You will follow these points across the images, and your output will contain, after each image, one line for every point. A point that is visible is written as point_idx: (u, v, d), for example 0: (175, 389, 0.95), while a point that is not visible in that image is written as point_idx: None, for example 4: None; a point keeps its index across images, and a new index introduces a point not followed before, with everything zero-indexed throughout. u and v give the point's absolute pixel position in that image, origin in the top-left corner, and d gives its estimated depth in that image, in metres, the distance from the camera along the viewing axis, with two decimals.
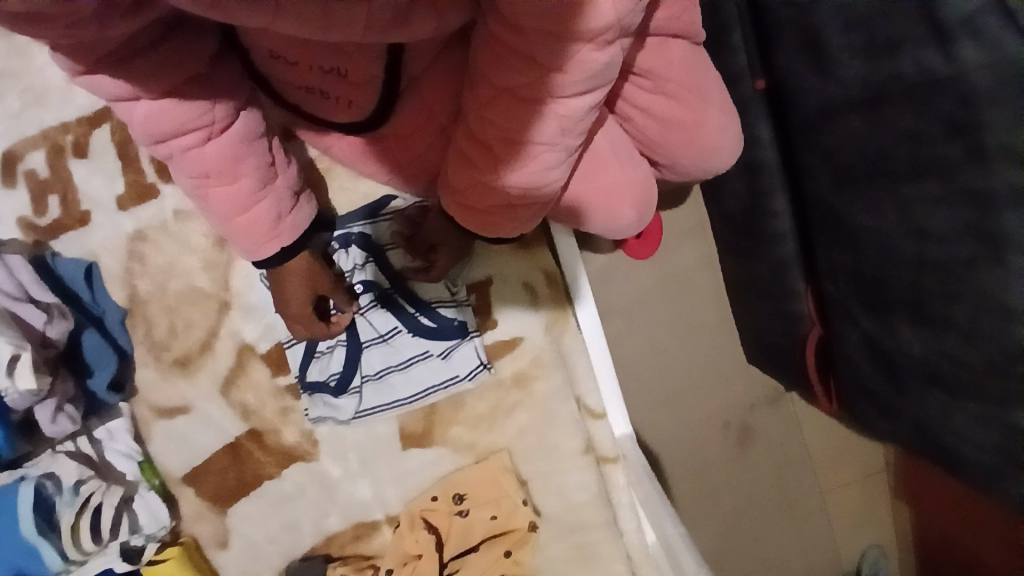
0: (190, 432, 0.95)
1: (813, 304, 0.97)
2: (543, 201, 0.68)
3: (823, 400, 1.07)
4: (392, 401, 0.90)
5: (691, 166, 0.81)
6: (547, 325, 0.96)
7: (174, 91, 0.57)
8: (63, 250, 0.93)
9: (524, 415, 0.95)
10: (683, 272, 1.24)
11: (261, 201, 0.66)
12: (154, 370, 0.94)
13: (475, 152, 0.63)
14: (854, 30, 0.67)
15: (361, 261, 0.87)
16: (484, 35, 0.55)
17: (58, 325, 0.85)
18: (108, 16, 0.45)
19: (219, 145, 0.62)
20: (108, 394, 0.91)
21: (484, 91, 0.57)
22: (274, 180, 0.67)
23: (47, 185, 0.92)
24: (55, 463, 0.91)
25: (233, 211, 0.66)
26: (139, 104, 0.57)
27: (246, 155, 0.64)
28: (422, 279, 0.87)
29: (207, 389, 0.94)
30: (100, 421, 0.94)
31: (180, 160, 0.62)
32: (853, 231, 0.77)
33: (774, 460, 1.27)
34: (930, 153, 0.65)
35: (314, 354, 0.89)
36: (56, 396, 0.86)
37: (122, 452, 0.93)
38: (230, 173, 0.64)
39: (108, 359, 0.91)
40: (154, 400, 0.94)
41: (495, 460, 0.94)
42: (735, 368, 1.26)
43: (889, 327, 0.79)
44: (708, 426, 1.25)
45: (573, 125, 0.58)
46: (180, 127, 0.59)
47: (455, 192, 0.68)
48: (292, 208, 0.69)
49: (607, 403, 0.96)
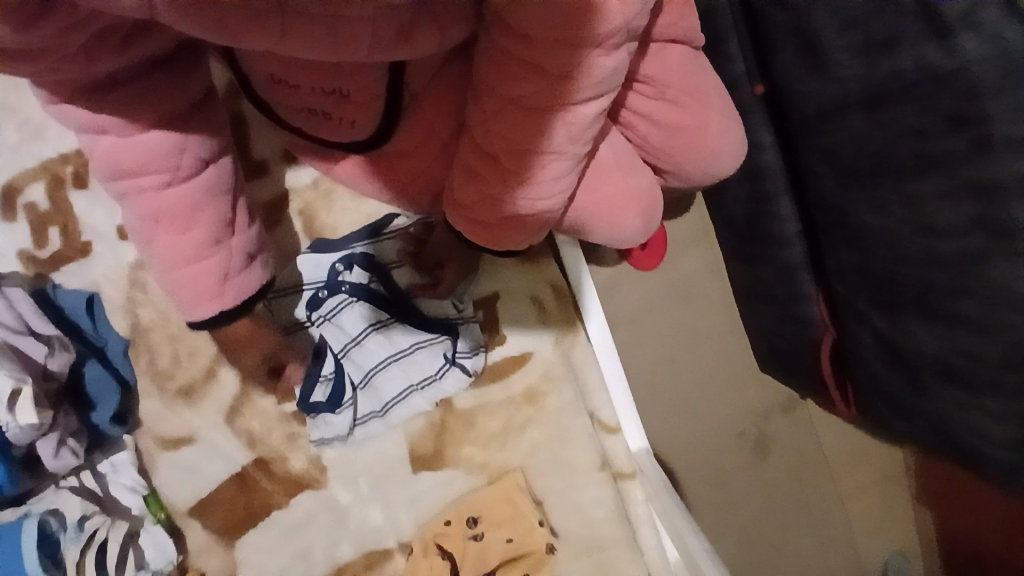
0: (196, 463, 0.92)
1: (825, 308, 0.96)
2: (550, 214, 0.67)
3: (841, 404, 1.08)
4: (383, 418, 0.90)
5: (695, 171, 0.80)
6: (556, 339, 0.94)
7: (146, 128, 0.57)
8: (64, 281, 0.92)
9: (536, 431, 0.93)
10: (689, 282, 1.23)
11: (211, 256, 0.65)
12: (159, 401, 0.92)
13: (483, 164, 0.62)
14: (850, 31, 0.65)
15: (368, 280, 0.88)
16: (490, 45, 0.55)
17: (59, 358, 0.84)
18: (98, 48, 0.49)
19: (179, 191, 0.61)
20: (113, 427, 0.89)
21: (491, 102, 0.58)
22: (230, 239, 0.66)
23: (47, 217, 0.92)
24: (59, 499, 0.89)
25: (179, 262, 0.64)
26: (104, 138, 0.57)
27: (206, 208, 0.63)
28: (427, 295, 0.89)
29: (213, 417, 0.92)
30: (103, 454, 0.92)
31: (135, 200, 0.61)
32: (861, 231, 0.76)
33: (793, 469, 1.24)
34: (935, 148, 0.63)
35: (321, 378, 0.87)
36: (58, 430, 0.84)
37: (128, 486, 0.91)
38: (184, 223, 0.62)
39: (110, 391, 0.89)
40: (159, 430, 0.92)
41: (508, 480, 0.91)
42: (748, 376, 1.24)
43: (905, 326, 0.77)
44: (723, 435, 1.23)
45: (582, 132, 0.58)
46: (143, 168, 0.59)
47: (461, 207, 0.68)
48: (242, 269, 0.67)
49: (622, 417, 0.94)
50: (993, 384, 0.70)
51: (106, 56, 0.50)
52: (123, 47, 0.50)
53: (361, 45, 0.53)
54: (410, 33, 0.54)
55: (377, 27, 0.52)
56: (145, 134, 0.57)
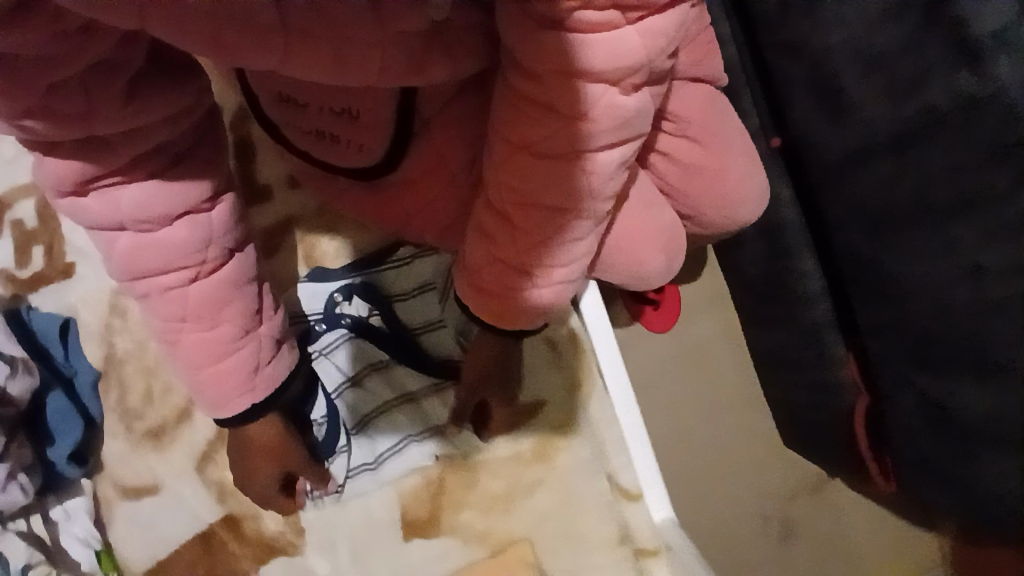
0: (156, 517, 0.81)
1: (858, 369, 0.91)
2: (569, 280, 0.62)
3: (880, 478, 0.98)
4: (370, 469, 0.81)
5: (715, 216, 0.77)
6: (571, 384, 0.84)
7: (162, 216, 0.56)
8: (40, 303, 0.86)
9: (545, 496, 0.82)
10: (706, 345, 1.16)
11: (238, 349, 0.63)
12: (125, 442, 0.83)
13: (496, 221, 0.59)
14: (874, 72, 0.65)
15: (367, 312, 0.83)
16: (503, 91, 0.53)
17: (20, 382, 0.75)
18: (99, 92, 0.47)
19: (204, 286, 0.60)
20: (69, 466, 0.80)
21: (504, 153, 0.55)
22: (257, 328, 0.64)
23: (32, 235, 0.87)
24: (1, 542, 0.77)
25: (205, 360, 0.62)
26: (123, 236, 0.56)
27: (231, 299, 0.62)
28: (429, 333, 0.83)
29: (180, 464, 0.82)
30: (58, 499, 0.81)
31: (157, 302, 0.60)
32: (896, 280, 0.72)
33: (824, 560, 1.11)
34: (970, 182, 0.60)
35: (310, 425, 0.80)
36: (10, 461, 0.75)
37: (79, 537, 0.79)
38: (211, 319, 0.61)
39: (73, 425, 0.80)
40: (121, 476, 0.82)
41: (514, 552, 0.79)
42: (770, 452, 1.14)
43: (952, 388, 0.71)
44: (746, 518, 1.11)
45: (603, 183, 0.54)
46: (167, 265, 0.58)
47: (470, 271, 0.63)
48: (270, 358, 0.66)
49: (643, 481, 0.80)
50: None
51: (109, 107, 0.48)
52: (128, 101, 0.49)
53: (371, 70, 0.52)
54: (421, 62, 0.53)
55: (385, 54, 0.51)
56: (167, 227, 0.57)
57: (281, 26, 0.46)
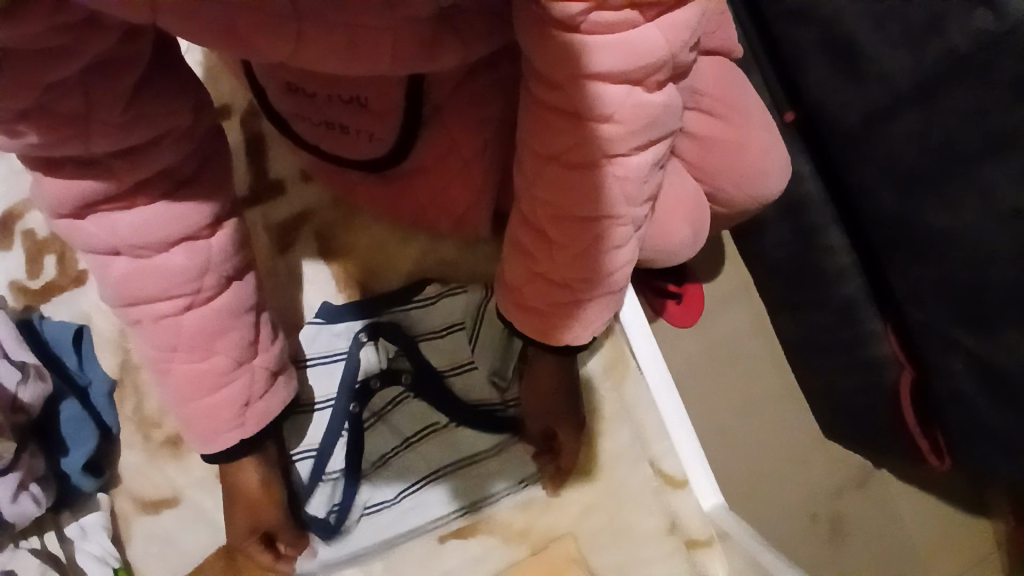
0: (175, 532, 0.73)
1: (898, 344, 0.87)
2: (613, 293, 0.59)
3: (932, 456, 0.93)
4: (406, 530, 0.72)
5: (736, 192, 0.75)
6: (603, 371, 0.76)
7: (158, 225, 0.51)
8: (53, 313, 0.78)
9: (587, 486, 0.74)
10: (733, 336, 1.12)
11: (232, 381, 0.58)
12: (142, 453, 0.76)
13: (530, 238, 0.56)
14: (888, 24, 0.64)
15: (392, 355, 0.71)
16: (528, 101, 0.51)
17: (33, 388, 0.67)
18: (101, 95, 0.44)
19: (197, 316, 0.55)
20: (85, 478, 0.71)
21: (532, 166, 0.53)
22: (253, 360, 0.59)
23: (43, 245, 0.80)
24: (14, 560, 0.69)
25: (196, 393, 0.58)
26: (118, 259, 0.52)
27: (227, 331, 0.57)
28: (460, 377, 0.73)
29: (202, 473, 0.75)
30: (73, 515, 0.73)
31: (150, 331, 0.55)
32: (931, 235, 0.69)
33: (877, 556, 1.05)
34: (1002, 123, 0.59)
35: (320, 478, 0.69)
36: (20, 471, 0.66)
37: (96, 556, 0.70)
38: (204, 349, 0.56)
39: (87, 435, 0.72)
40: (139, 489, 0.75)
41: (557, 552, 0.72)
42: (811, 445, 1.09)
43: (1001, 340, 0.68)
44: (793, 518, 1.05)
45: (637, 188, 0.52)
46: (161, 293, 0.54)
47: (507, 293, 0.60)
48: (265, 392, 0.60)
49: (688, 466, 0.76)
50: None
51: (108, 114, 0.45)
52: (130, 109, 0.46)
53: (382, 59, 0.51)
54: (433, 46, 0.52)
55: (398, 38, 0.49)
56: (161, 251, 0.52)
57: (292, 13, 0.45)
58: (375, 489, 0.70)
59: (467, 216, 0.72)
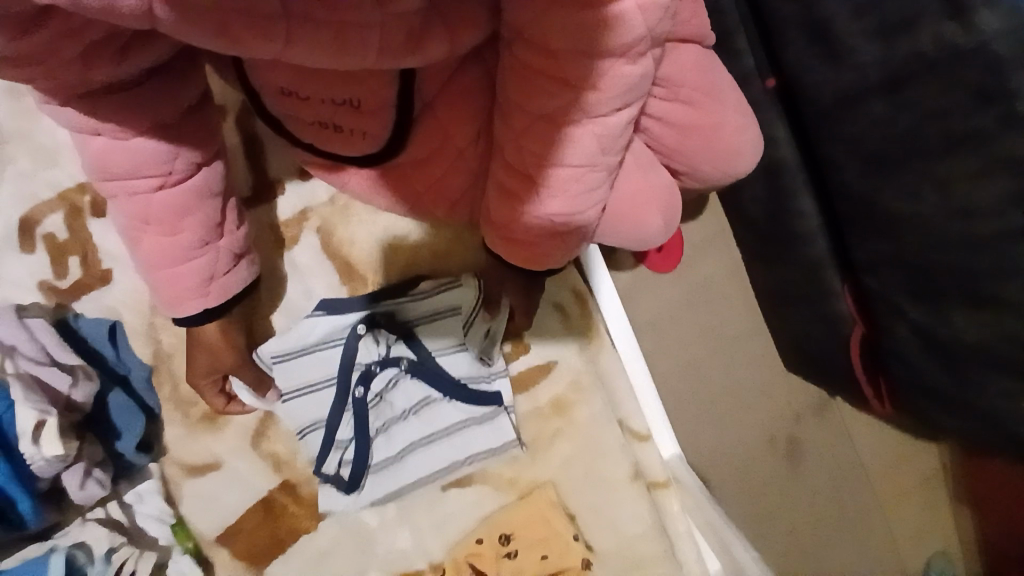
0: (218, 491, 0.85)
1: (853, 303, 0.94)
2: (586, 227, 0.69)
3: (876, 404, 1.06)
4: (408, 485, 0.82)
5: (712, 171, 0.81)
6: (580, 347, 0.88)
7: (137, 133, 0.58)
8: (85, 310, 0.86)
9: (566, 446, 0.86)
10: (711, 280, 1.20)
11: (197, 257, 0.66)
12: (183, 428, 0.85)
13: (516, 182, 0.65)
14: (865, 15, 0.65)
15: (390, 343, 0.81)
16: (510, 61, 0.59)
17: (83, 388, 0.76)
18: (96, 55, 0.50)
19: (168, 194, 0.63)
20: (138, 455, 0.82)
21: (519, 119, 0.61)
22: (218, 240, 0.68)
23: (64, 247, 0.86)
24: (84, 532, 0.80)
25: (164, 263, 0.66)
26: (97, 137, 0.58)
27: (193, 210, 0.65)
28: (452, 355, 0.83)
29: (236, 442, 0.85)
30: (130, 484, 0.84)
31: (126, 203, 0.63)
32: (890, 217, 0.73)
33: (831, 473, 1.18)
34: (961, 127, 0.61)
35: (335, 444, 0.80)
36: (83, 460, 0.77)
37: (153, 516, 0.83)
38: (172, 225, 0.64)
39: (136, 419, 0.82)
40: (183, 457, 0.85)
41: (539, 498, 0.84)
42: (776, 377, 1.20)
43: (944, 317, 0.74)
44: (755, 442, 1.17)
45: (612, 143, 0.61)
46: (134, 170, 0.60)
47: (497, 229, 0.71)
48: (227, 270, 0.69)
49: (652, 423, 0.87)
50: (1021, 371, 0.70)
51: (102, 62, 0.50)
52: (121, 56, 0.51)
53: (369, 51, 0.53)
54: (420, 39, 0.55)
55: (386, 32, 0.52)
56: (135, 138, 0.58)
57: (282, 14, 0.47)
58: (379, 452, 0.81)
59: (460, 203, 0.76)
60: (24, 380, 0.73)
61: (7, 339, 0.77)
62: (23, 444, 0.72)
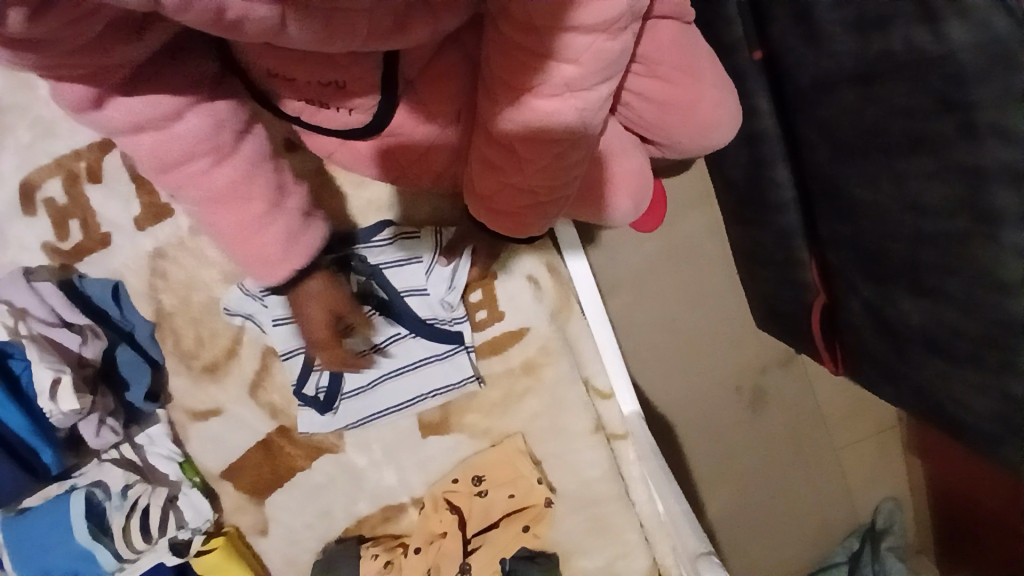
0: (223, 434, 0.94)
1: (818, 274, 0.93)
2: (568, 195, 0.71)
3: (829, 364, 1.01)
4: (377, 411, 0.90)
5: (690, 144, 0.84)
6: (552, 313, 0.93)
7: (176, 117, 0.58)
8: (89, 272, 0.91)
9: (535, 401, 0.94)
10: (691, 243, 1.23)
11: (272, 224, 0.67)
12: (188, 379, 0.93)
13: (498, 156, 0.64)
14: (845, 5, 0.66)
15: (359, 282, 0.87)
16: (493, 36, 0.56)
17: (93, 345, 0.85)
18: (109, 37, 0.49)
19: (226, 171, 0.62)
20: (146, 404, 0.91)
21: (499, 94, 0.59)
22: (285, 203, 0.67)
23: (65, 211, 0.90)
24: (102, 472, 0.91)
25: (245, 238, 0.67)
26: (142, 135, 0.59)
27: (254, 178, 0.64)
28: (417, 299, 0.88)
29: (238, 392, 0.93)
30: (140, 428, 0.93)
31: (187, 188, 0.63)
32: (853, 206, 0.77)
33: (788, 421, 1.28)
34: (921, 127, 0.63)
35: (312, 367, 0.87)
36: (97, 411, 0.86)
37: (164, 455, 0.93)
38: (240, 200, 0.64)
39: (142, 373, 0.90)
40: (188, 404, 0.93)
41: (510, 444, 0.93)
42: (746, 335, 1.26)
43: (892, 300, 0.77)
44: (719, 392, 1.26)
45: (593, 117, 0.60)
46: (187, 155, 0.60)
47: (482, 197, 0.71)
48: (304, 229, 0.69)
49: (615, 382, 0.94)
50: (969, 357, 0.70)
51: (115, 43, 0.50)
52: (132, 35, 0.50)
53: (359, 33, 0.50)
54: (406, 21, 0.52)
55: (374, 17, 0.49)
56: (176, 121, 0.58)
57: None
58: (352, 379, 0.88)
59: (446, 172, 0.79)
60: (41, 341, 0.82)
61: (20, 303, 0.85)
62: (42, 401, 0.80)
